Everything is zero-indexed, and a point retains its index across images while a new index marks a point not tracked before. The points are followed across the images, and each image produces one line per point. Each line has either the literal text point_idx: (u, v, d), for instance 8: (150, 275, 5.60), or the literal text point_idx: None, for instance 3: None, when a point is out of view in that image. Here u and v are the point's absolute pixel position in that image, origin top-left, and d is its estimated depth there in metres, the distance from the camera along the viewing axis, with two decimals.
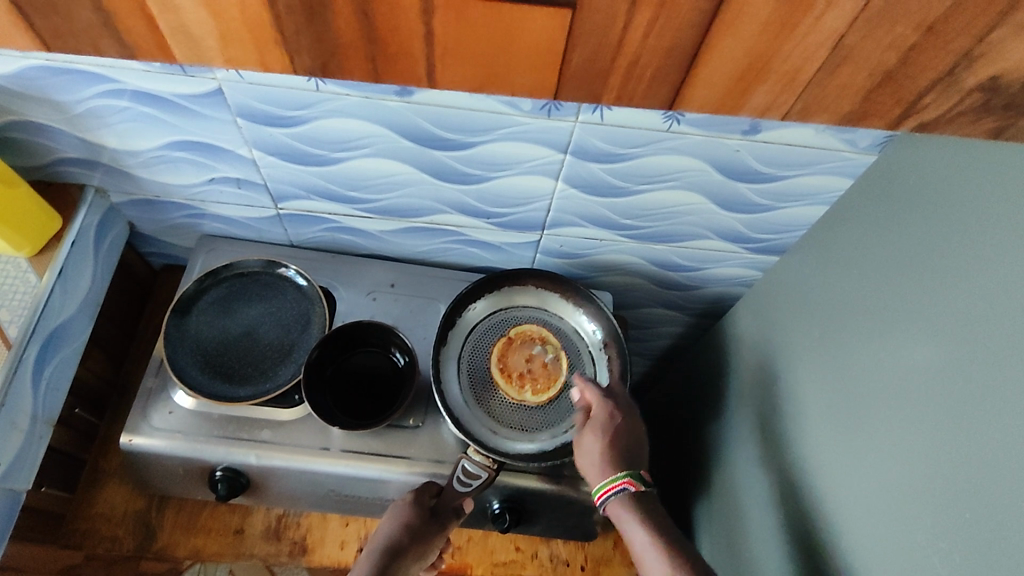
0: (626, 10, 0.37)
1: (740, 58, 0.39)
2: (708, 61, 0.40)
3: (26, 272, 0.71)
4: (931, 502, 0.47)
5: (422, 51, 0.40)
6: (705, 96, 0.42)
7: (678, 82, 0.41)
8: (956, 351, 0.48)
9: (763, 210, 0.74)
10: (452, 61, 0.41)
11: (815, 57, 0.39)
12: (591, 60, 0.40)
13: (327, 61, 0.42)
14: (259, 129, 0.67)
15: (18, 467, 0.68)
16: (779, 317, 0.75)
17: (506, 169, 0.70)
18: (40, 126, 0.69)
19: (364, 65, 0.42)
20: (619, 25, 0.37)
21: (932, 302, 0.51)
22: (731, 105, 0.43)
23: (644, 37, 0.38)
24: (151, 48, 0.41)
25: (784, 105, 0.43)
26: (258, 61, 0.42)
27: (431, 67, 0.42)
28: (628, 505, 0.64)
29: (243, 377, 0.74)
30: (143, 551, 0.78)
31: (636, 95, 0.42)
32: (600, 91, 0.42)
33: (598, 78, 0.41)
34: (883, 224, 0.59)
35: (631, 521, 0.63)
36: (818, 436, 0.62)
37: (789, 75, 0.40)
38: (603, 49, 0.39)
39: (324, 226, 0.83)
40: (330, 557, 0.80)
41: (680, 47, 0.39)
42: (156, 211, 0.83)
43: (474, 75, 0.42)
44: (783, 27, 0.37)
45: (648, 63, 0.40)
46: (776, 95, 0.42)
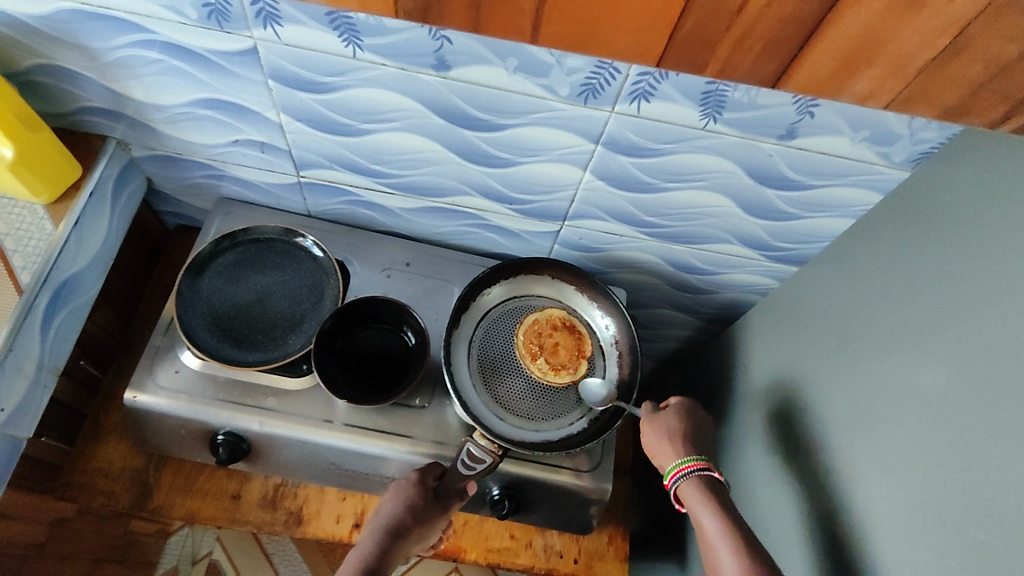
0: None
1: (855, 35, 0.39)
2: (825, 37, 0.39)
3: (42, 219, 0.70)
4: (941, 522, 0.48)
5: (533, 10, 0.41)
6: (811, 74, 0.42)
7: (787, 59, 0.41)
8: (979, 370, 0.48)
9: (788, 218, 0.73)
10: (557, 22, 0.42)
11: (927, 48, 0.39)
12: (700, 29, 0.40)
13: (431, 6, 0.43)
14: (289, 93, 0.66)
15: (21, 414, 0.67)
16: (795, 328, 0.74)
17: (536, 155, 0.69)
18: (68, 72, 0.68)
19: (468, 12, 0.43)
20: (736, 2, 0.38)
21: (951, 323, 0.51)
22: (832, 88, 0.43)
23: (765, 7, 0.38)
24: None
25: (890, 91, 0.43)
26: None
27: (537, 21, 0.42)
28: (702, 486, 0.64)
29: (253, 343, 0.74)
30: (138, 508, 0.77)
31: (739, 69, 0.42)
32: (705, 60, 0.42)
33: (706, 49, 0.41)
34: (908, 241, 0.59)
35: (697, 498, 0.63)
36: (835, 450, 0.62)
37: (895, 59, 0.40)
38: (714, 25, 0.40)
39: (343, 198, 0.83)
40: (325, 531, 0.79)
41: (799, 18, 0.38)
42: (176, 169, 0.82)
43: (576, 34, 0.43)
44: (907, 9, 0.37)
45: (762, 34, 0.40)
46: (882, 83, 0.42)
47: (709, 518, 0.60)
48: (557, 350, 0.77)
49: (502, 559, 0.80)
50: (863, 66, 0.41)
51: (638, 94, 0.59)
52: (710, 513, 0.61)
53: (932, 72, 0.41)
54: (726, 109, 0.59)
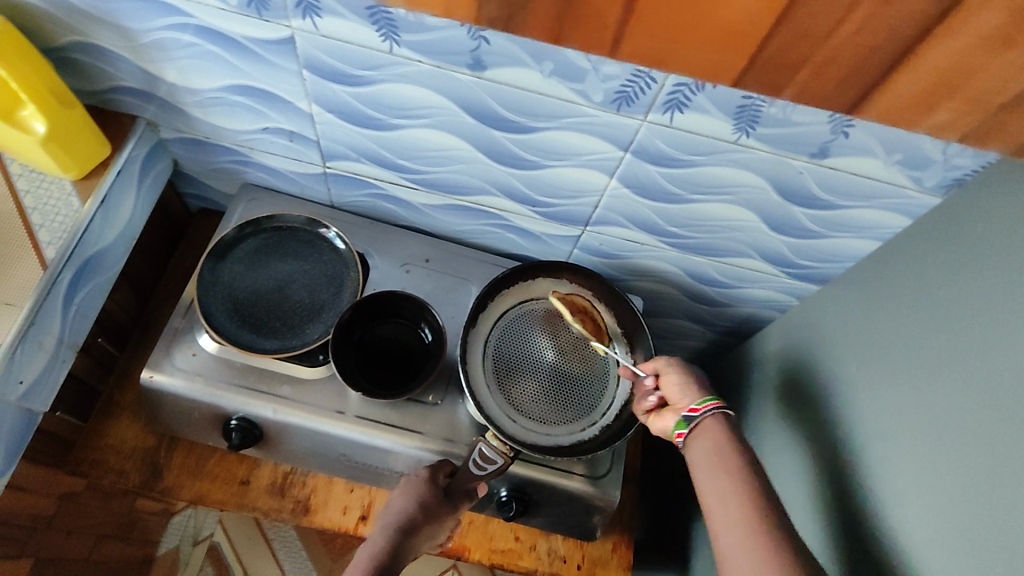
0: (845, 7, 0.36)
1: (944, 67, 0.38)
2: (901, 75, 0.40)
3: (69, 196, 0.71)
4: (952, 547, 0.47)
5: (616, 25, 0.40)
6: (891, 107, 0.42)
7: (866, 89, 0.41)
8: (995, 400, 0.47)
9: (812, 237, 0.73)
10: (638, 37, 0.41)
11: (1009, 85, 0.39)
12: (782, 51, 0.39)
13: (514, 13, 0.42)
14: (322, 84, 0.66)
15: (39, 387, 0.68)
16: (814, 346, 0.74)
17: (563, 160, 0.69)
18: (104, 51, 0.68)
19: (551, 24, 0.42)
20: (833, 20, 0.37)
21: (974, 348, 0.51)
22: (907, 120, 0.43)
23: (853, 31, 0.37)
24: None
25: (963, 126, 0.43)
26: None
27: (619, 36, 0.41)
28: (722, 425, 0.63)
29: (270, 330, 0.74)
30: (148, 488, 0.78)
31: (819, 94, 0.42)
32: (784, 83, 0.42)
33: (789, 70, 0.41)
34: (936, 264, 0.58)
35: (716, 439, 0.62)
36: (847, 471, 0.62)
37: (971, 96, 0.40)
38: (794, 50, 0.39)
39: (367, 191, 0.83)
40: (331, 521, 0.80)
41: (880, 51, 0.38)
42: (203, 153, 0.83)
43: (648, 50, 0.42)
44: (1002, 43, 0.36)
45: (844, 61, 0.39)
46: (958, 116, 0.42)
47: (709, 477, 0.59)
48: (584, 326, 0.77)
49: (505, 560, 0.80)
50: (938, 101, 0.41)
51: (672, 105, 0.59)
52: (712, 473, 0.59)
53: (1005, 113, 0.41)
54: (759, 124, 0.59)
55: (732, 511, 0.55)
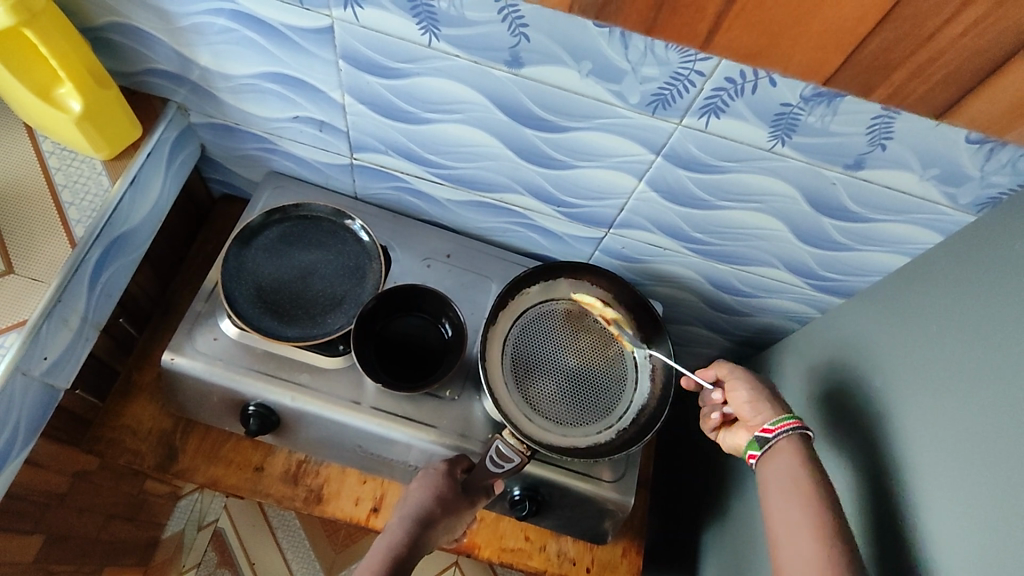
0: (954, 12, 0.44)
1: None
2: (1005, 78, 0.48)
3: (99, 175, 0.71)
4: (981, 564, 0.47)
5: (713, 21, 0.49)
6: (977, 115, 0.51)
7: (957, 96, 0.50)
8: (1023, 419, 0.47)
9: (839, 249, 0.73)
10: (735, 29, 0.49)
11: None
12: (873, 61, 0.49)
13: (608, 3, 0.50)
14: (357, 75, 0.66)
15: (62, 364, 0.68)
16: (837, 360, 0.73)
17: (593, 161, 0.69)
18: (141, 33, 0.69)
19: (647, 14, 0.50)
20: (939, 22, 0.45)
21: (1004, 365, 0.50)
22: (1001, 128, 0.52)
23: (956, 37, 0.46)
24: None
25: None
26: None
27: (715, 26, 0.49)
28: (797, 446, 0.61)
29: (292, 318, 0.74)
30: (162, 470, 0.78)
31: (905, 97, 0.52)
32: (876, 82, 0.51)
33: (879, 75, 0.50)
34: (968, 281, 0.58)
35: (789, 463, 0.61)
36: (873, 485, 0.61)
37: None
38: (890, 56, 0.48)
39: (392, 184, 0.83)
40: (343, 511, 0.80)
41: (984, 56, 0.46)
42: (231, 139, 0.83)
43: (756, 42, 0.50)
44: None
45: (942, 64, 0.48)
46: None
47: (777, 499, 0.59)
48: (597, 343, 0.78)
49: (515, 560, 0.80)
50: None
51: (709, 109, 0.59)
52: (782, 498, 0.58)
53: None
54: (796, 132, 0.59)
55: (803, 543, 0.54)
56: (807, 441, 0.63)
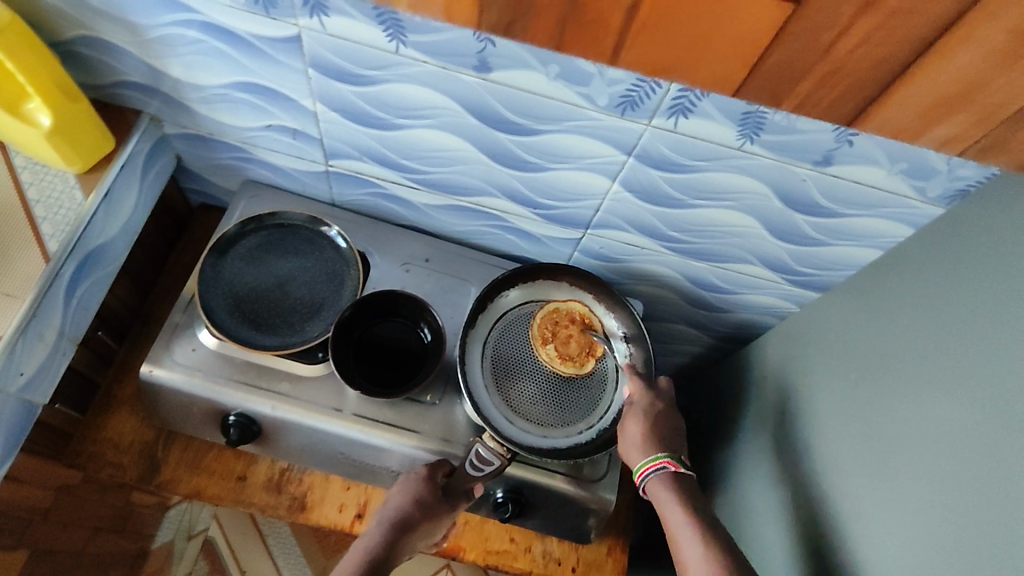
0: (847, 22, 0.39)
1: (951, 83, 0.42)
2: (913, 82, 0.42)
3: (72, 189, 0.71)
4: (950, 558, 0.48)
5: (616, 31, 0.44)
6: (892, 118, 0.46)
7: (868, 99, 0.45)
8: (994, 414, 0.48)
9: (814, 244, 0.73)
10: (639, 43, 0.44)
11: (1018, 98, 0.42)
12: (782, 65, 0.43)
13: (514, 20, 0.45)
14: (327, 83, 0.66)
15: (38, 379, 0.68)
16: (814, 355, 0.74)
17: (566, 163, 0.69)
18: (110, 46, 0.69)
19: (549, 32, 0.46)
20: (832, 34, 0.40)
21: (969, 361, 0.51)
22: (915, 133, 0.47)
23: (854, 48, 0.41)
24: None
25: (972, 137, 0.47)
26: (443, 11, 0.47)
27: (619, 43, 0.45)
28: (667, 484, 0.68)
29: (270, 327, 0.74)
30: (145, 482, 0.78)
31: (818, 105, 0.46)
32: (788, 92, 0.45)
33: (789, 81, 0.44)
34: (937, 276, 0.58)
35: (667, 498, 0.67)
36: (845, 477, 0.62)
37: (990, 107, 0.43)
38: (795, 61, 0.43)
39: (369, 190, 0.83)
40: (327, 518, 0.80)
41: (890, 63, 0.41)
42: (206, 149, 0.83)
43: (662, 56, 0.45)
44: (1008, 58, 0.40)
45: (850, 73, 0.43)
46: (966, 128, 0.46)
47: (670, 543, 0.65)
48: (569, 342, 0.78)
49: (501, 562, 0.80)
50: (957, 110, 0.44)
51: (676, 109, 0.59)
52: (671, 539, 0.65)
53: (1012, 127, 0.45)
54: (763, 130, 0.59)
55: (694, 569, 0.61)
56: (676, 479, 0.68)
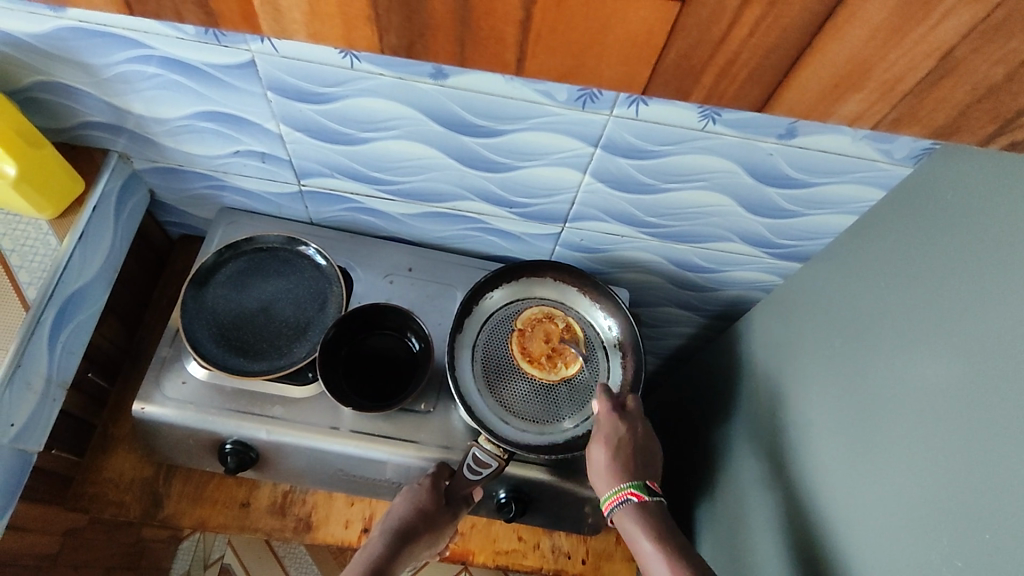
0: (733, 11, 0.36)
1: (843, 62, 0.39)
2: (809, 64, 0.39)
3: (46, 235, 0.71)
4: (935, 517, 0.48)
5: (514, 38, 0.40)
6: (799, 100, 0.42)
7: (771, 84, 0.41)
8: (983, 367, 0.47)
9: (790, 216, 0.73)
10: (541, 52, 0.41)
11: (923, 64, 0.38)
12: (684, 57, 0.40)
13: (415, 41, 0.42)
14: (287, 104, 0.66)
15: (31, 428, 0.68)
16: (798, 325, 0.74)
17: (534, 159, 0.69)
18: (69, 89, 0.69)
19: (451, 47, 0.42)
20: (723, 24, 0.37)
21: (946, 319, 0.52)
22: (821, 112, 0.43)
23: (748, 36, 0.38)
24: (235, 17, 0.42)
25: (877, 114, 0.43)
26: (342, 38, 0.42)
27: (521, 54, 0.41)
28: (633, 516, 0.66)
29: (257, 352, 0.74)
30: (149, 518, 0.78)
31: (725, 95, 0.42)
32: (689, 87, 0.42)
33: (691, 75, 0.41)
34: (910, 238, 0.59)
35: (634, 530, 0.66)
36: (835, 443, 0.62)
37: (885, 82, 0.40)
38: (693, 53, 0.39)
39: (344, 206, 0.83)
40: (334, 536, 0.80)
41: (783, 47, 0.38)
42: (178, 180, 0.83)
43: (561, 65, 0.42)
44: (895, 33, 0.37)
45: (747, 62, 0.40)
46: (870, 104, 0.42)
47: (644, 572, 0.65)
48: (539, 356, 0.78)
49: (510, 562, 0.81)
50: (854, 88, 0.41)
51: (635, 97, 0.59)
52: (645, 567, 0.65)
53: (918, 97, 0.41)
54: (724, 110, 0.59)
55: None
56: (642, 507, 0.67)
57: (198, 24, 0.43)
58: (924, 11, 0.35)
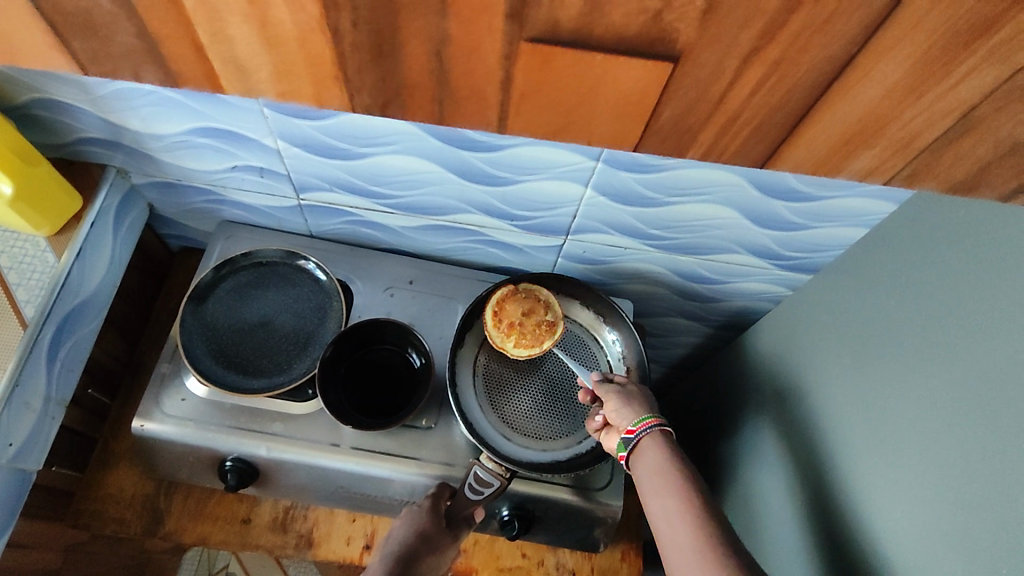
0: (736, 68, 0.35)
1: (853, 119, 0.38)
2: (815, 123, 0.38)
3: (44, 251, 0.70)
4: (950, 550, 0.47)
5: (496, 97, 0.39)
6: (802, 157, 0.41)
7: (777, 140, 0.40)
8: (984, 401, 0.47)
9: (797, 228, 0.72)
10: (526, 108, 0.40)
11: (943, 120, 0.37)
12: (679, 119, 0.39)
13: (389, 100, 0.41)
14: (284, 120, 0.65)
15: (29, 448, 0.67)
16: (807, 339, 0.73)
17: (535, 174, 0.68)
18: (65, 106, 0.68)
19: (430, 106, 0.41)
20: (722, 84, 0.36)
21: (957, 343, 0.50)
22: (830, 168, 0.42)
23: (747, 97, 0.37)
24: (197, 76, 0.40)
25: (890, 170, 0.41)
26: (313, 97, 0.41)
27: (504, 114, 0.41)
28: (659, 442, 0.61)
29: (257, 369, 0.73)
30: (151, 534, 0.78)
31: (727, 151, 0.41)
32: (687, 143, 0.41)
33: (688, 133, 0.40)
34: (919, 255, 0.57)
35: (657, 454, 0.60)
36: (844, 466, 0.61)
37: (898, 140, 0.39)
38: (688, 115, 0.39)
39: (345, 219, 0.82)
40: (336, 552, 0.80)
41: (789, 105, 0.37)
42: (177, 195, 0.82)
43: (551, 122, 0.41)
44: (910, 92, 0.35)
45: (748, 120, 0.39)
46: (883, 161, 0.40)
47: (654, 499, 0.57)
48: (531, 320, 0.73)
49: None
50: (865, 145, 0.40)
51: None
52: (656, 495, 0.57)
53: (934, 154, 0.39)
54: None
55: (683, 529, 0.53)
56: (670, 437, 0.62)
57: (157, 83, 0.41)
58: (942, 71, 0.34)
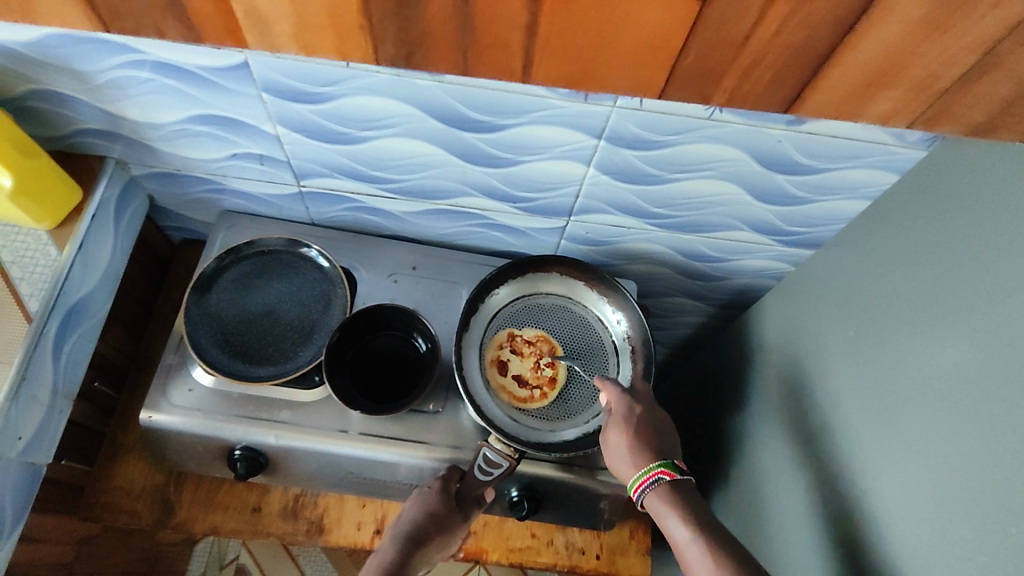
0: (758, 10, 0.36)
1: (877, 57, 0.39)
2: (840, 63, 0.39)
3: (46, 245, 0.70)
4: (962, 510, 0.47)
5: (521, 44, 0.40)
6: (826, 101, 0.43)
7: (793, 85, 0.41)
8: (990, 363, 0.47)
9: (800, 203, 0.72)
10: (548, 61, 0.41)
11: (967, 57, 0.38)
12: (699, 61, 0.40)
13: (412, 51, 0.42)
14: (284, 105, 0.65)
15: (38, 441, 0.68)
16: (811, 312, 0.73)
17: (538, 153, 0.68)
18: (62, 97, 0.67)
19: (453, 55, 0.41)
20: (748, 21, 0.37)
21: (965, 307, 0.50)
22: (851, 111, 0.43)
23: (773, 34, 0.38)
24: (219, 31, 0.41)
25: (912, 111, 0.43)
26: (329, 49, 0.42)
27: (528, 60, 0.41)
28: (663, 496, 0.63)
29: (263, 357, 0.73)
30: (162, 525, 0.78)
31: (749, 97, 0.43)
32: (709, 90, 0.42)
33: (711, 81, 0.41)
34: (924, 222, 0.57)
35: (664, 512, 0.62)
36: (852, 436, 0.61)
37: (920, 78, 0.40)
38: (720, 58, 0.40)
39: (346, 205, 0.82)
40: (347, 538, 0.80)
41: (811, 45, 0.38)
42: (177, 185, 0.82)
43: (571, 71, 0.42)
44: (935, 27, 0.36)
45: (770, 63, 0.40)
46: (905, 102, 0.42)
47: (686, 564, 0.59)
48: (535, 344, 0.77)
49: (524, 559, 0.80)
50: (887, 86, 0.41)
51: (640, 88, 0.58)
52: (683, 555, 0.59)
53: (955, 94, 0.41)
54: None
55: None
56: (671, 490, 0.63)
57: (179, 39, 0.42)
58: (968, 2, 0.35)
